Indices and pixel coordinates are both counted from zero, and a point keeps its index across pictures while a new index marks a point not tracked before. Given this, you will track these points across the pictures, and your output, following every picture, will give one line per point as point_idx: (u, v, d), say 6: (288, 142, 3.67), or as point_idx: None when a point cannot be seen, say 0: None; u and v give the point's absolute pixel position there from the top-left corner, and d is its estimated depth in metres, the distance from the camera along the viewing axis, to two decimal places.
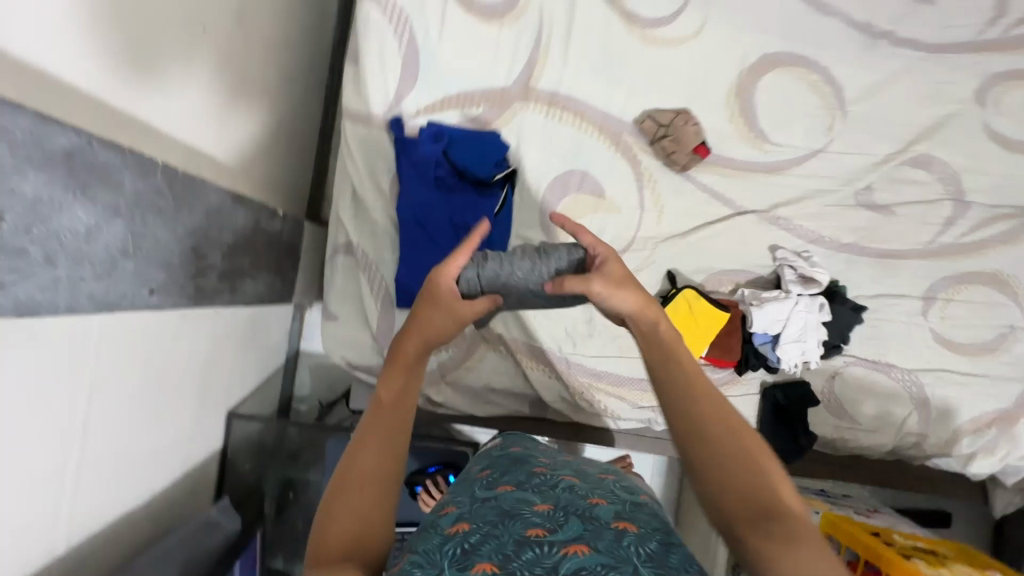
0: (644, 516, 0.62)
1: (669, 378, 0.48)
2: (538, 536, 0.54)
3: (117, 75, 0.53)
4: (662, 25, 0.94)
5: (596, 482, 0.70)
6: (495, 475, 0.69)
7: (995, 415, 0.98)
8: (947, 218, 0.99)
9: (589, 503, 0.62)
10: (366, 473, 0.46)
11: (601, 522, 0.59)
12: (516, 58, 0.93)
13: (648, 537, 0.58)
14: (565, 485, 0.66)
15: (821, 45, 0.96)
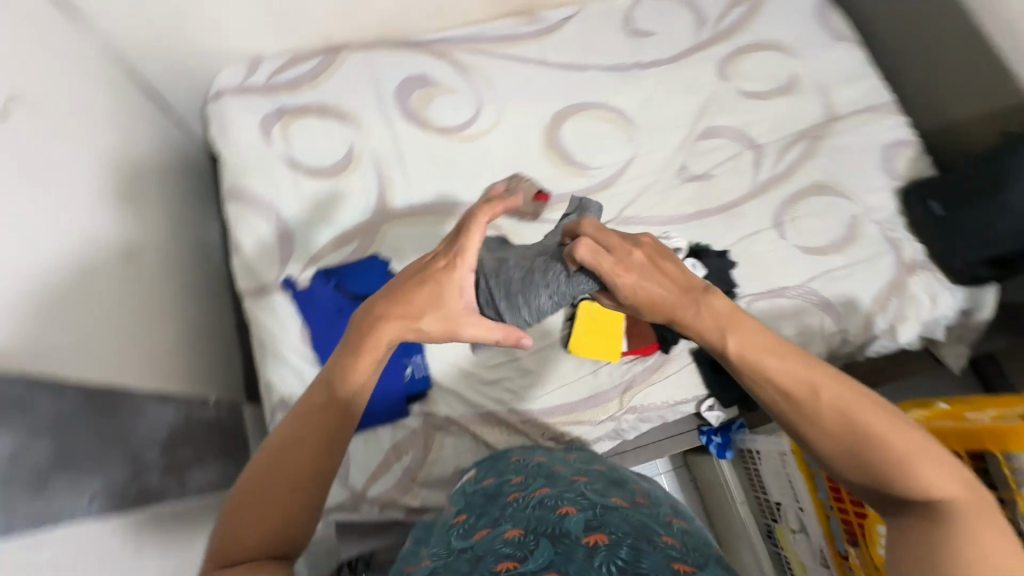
0: (615, 522, 0.65)
1: (811, 432, 0.57)
2: (510, 568, 0.58)
3: (16, 326, 0.62)
4: (470, 125, 1.17)
5: (566, 487, 0.75)
6: (470, 521, 0.73)
7: (888, 287, 1.09)
8: (754, 162, 1.19)
9: (558, 518, 0.65)
10: (270, 495, 0.60)
11: (571, 538, 0.61)
12: (368, 194, 1.11)
13: (618, 545, 0.60)
14: (534, 504, 0.70)
15: (591, 91, 1.22)
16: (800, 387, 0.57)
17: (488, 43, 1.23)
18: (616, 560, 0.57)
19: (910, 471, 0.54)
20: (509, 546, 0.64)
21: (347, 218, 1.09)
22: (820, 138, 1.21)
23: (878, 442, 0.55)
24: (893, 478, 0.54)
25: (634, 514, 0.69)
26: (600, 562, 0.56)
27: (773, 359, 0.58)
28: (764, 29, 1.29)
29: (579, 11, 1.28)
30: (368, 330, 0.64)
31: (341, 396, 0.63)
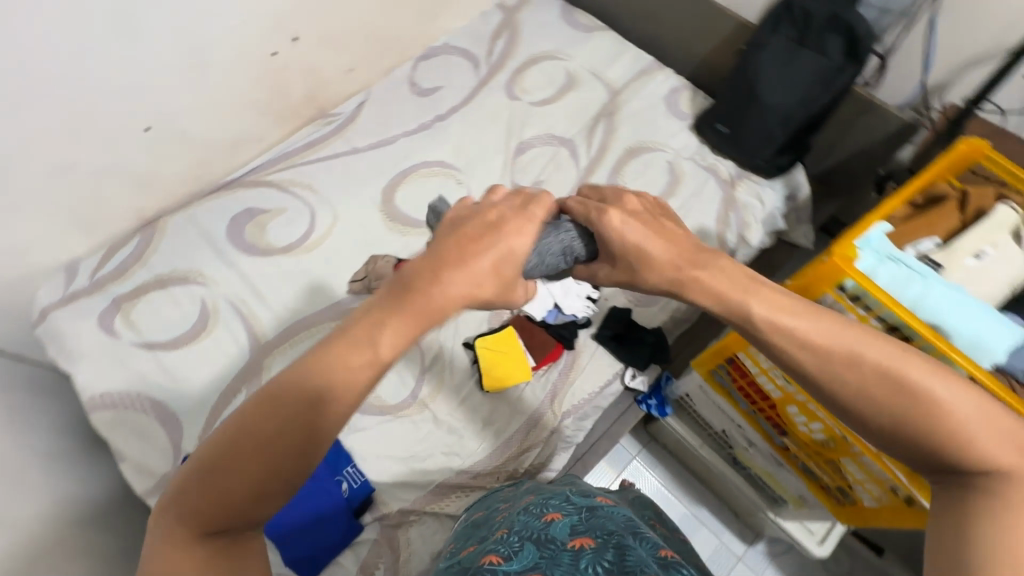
0: (598, 522, 0.72)
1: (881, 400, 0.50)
2: (493, 562, 0.64)
3: None
4: (311, 233, 1.20)
5: (552, 499, 0.83)
6: (461, 545, 0.78)
7: (724, 205, 1.22)
8: (571, 155, 1.31)
9: (543, 527, 0.72)
10: (218, 495, 0.49)
11: (557, 544, 0.67)
12: (238, 339, 1.10)
13: (602, 548, 0.64)
14: (523, 513, 0.78)
15: (407, 157, 1.30)
16: (852, 354, 0.52)
17: (298, 158, 1.30)
18: (603, 559, 0.61)
19: (947, 412, 0.49)
20: (499, 546, 0.70)
21: (227, 370, 1.07)
22: (614, 112, 1.36)
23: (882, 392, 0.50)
24: (925, 411, 0.49)
25: (616, 513, 0.78)
26: (588, 563, 0.61)
27: (722, 286, 0.59)
28: (529, 48, 1.45)
29: (369, 97, 1.38)
30: (403, 294, 0.56)
31: (332, 388, 0.52)
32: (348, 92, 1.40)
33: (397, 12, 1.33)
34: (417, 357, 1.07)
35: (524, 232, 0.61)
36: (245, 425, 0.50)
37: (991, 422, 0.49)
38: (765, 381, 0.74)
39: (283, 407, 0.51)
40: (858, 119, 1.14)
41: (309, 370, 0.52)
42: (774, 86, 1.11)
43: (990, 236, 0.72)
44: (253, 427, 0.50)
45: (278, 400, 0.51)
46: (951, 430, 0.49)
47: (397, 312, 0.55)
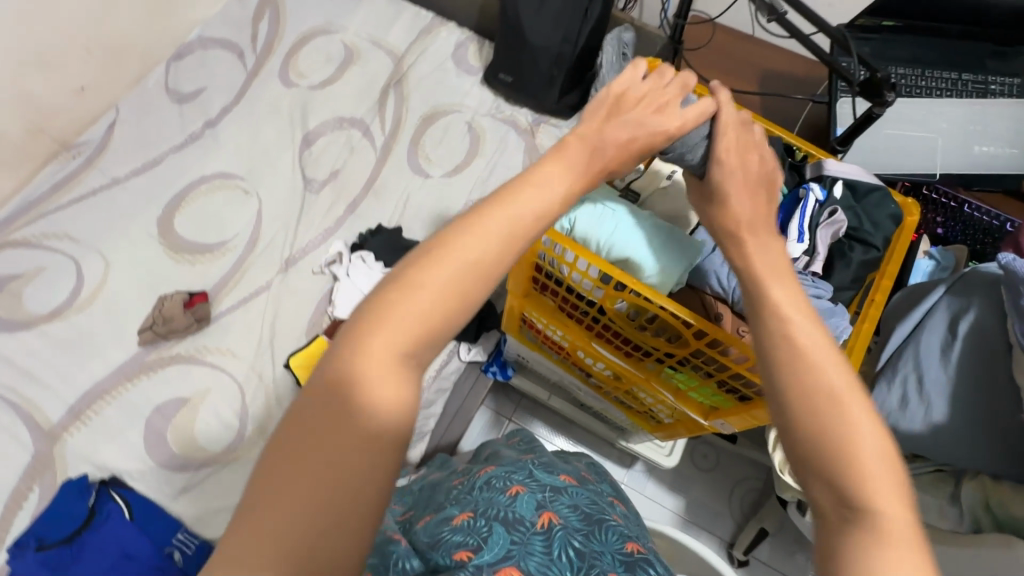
0: (569, 500, 0.62)
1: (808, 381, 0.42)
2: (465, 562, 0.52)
3: None
4: (81, 289, 1.04)
5: (513, 470, 0.69)
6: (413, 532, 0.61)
7: (528, 156, 1.20)
8: (365, 136, 1.22)
9: (507, 503, 0.60)
10: (323, 425, 0.38)
11: (526, 525, 0.57)
12: (14, 432, 0.94)
13: (570, 530, 0.57)
14: (481, 488, 0.64)
15: (181, 177, 1.15)
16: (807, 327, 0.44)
17: (43, 206, 1.10)
18: (574, 540, 0.56)
19: (820, 420, 0.41)
20: (457, 533, 0.57)
21: (9, 472, 0.92)
22: (402, 80, 1.27)
23: (788, 379, 0.43)
24: (822, 420, 0.41)
25: (580, 491, 0.66)
26: (562, 551, 0.54)
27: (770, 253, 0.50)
28: (297, 25, 1.31)
29: (118, 116, 1.19)
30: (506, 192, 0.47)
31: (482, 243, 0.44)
32: (92, 116, 1.19)
33: (118, 10, 1.13)
34: (237, 392, 0.99)
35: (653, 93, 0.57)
36: (387, 330, 0.41)
37: (895, 478, 0.39)
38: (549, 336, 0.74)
39: (455, 266, 0.43)
40: (628, 45, 1.15)
41: (487, 224, 0.45)
42: (537, 28, 1.09)
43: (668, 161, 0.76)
44: (382, 343, 0.41)
45: (427, 280, 0.42)
46: (820, 443, 0.40)
47: (561, 160, 0.51)
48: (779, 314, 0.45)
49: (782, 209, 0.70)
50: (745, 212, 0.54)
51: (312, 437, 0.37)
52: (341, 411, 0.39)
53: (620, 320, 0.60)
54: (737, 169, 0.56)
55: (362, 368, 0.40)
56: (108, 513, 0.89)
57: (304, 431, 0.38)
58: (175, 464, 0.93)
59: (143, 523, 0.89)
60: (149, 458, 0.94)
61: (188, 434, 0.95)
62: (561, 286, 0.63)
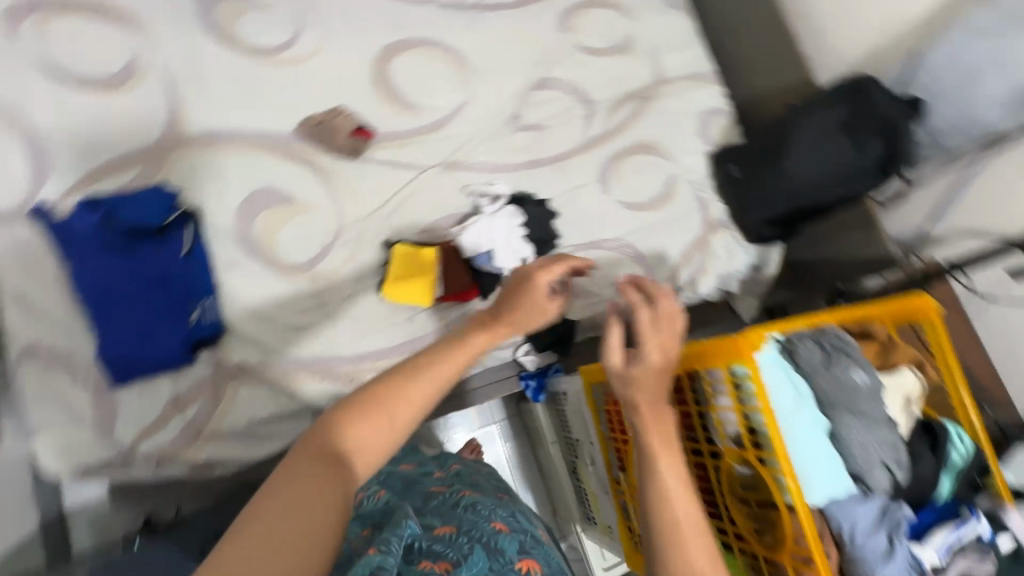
0: (545, 558, 0.74)
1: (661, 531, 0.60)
2: (444, 568, 0.64)
3: None
4: (287, 48, 1.06)
5: (496, 506, 0.85)
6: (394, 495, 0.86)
7: (693, 244, 1.18)
8: (585, 117, 1.21)
9: (495, 535, 0.73)
10: (331, 440, 0.55)
11: (505, 558, 0.68)
12: (156, 114, 0.97)
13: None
14: (468, 509, 0.80)
15: (427, 27, 1.15)
16: (677, 484, 0.62)
17: None
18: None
19: (676, 527, 0.60)
20: (445, 544, 0.69)
21: (129, 140, 0.95)
22: (649, 99, 1.26)
23: (658, 505, 0.61)
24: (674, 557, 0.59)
25: (511, 539, 0.73)
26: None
27: (667, 431, 0.66)
28: None
29: None
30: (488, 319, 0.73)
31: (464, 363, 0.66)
32: None
33: None
34: (334, 230, 1.00)
35: (643, 311, 0.71)
36: (390, 390, 0.59)
37: None
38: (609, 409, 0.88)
39: (412, 406, 0.59)
40: (854, 229, 1.14)
41: (440, 377, 0.62)
42: (801, 157, 1.08)
43: (892, 396, 0.80)
44: (390, 399, 0.58)
45: (405, 408, 0.59)
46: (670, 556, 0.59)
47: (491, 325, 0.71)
48: (658, 472, 0.63)
49: (934, 513, 0.79)
50: (658, 404, 0.68)
51: (330, 449, 0.54)
52: (354, 436, 0.55)
53: (731, 478, 0.81)
54: (651, 381, 0.68)
55: (356, 430, 0.56)
56: (171, 241, 0.90)
57: (322, 447, 0.54)
58: (246, 244, 0.95)
59: (190, 269, 0.91)
60: (232, 221, 0.95)
61: (273, 231, 0.96)
62: (701, 418, 0.85)
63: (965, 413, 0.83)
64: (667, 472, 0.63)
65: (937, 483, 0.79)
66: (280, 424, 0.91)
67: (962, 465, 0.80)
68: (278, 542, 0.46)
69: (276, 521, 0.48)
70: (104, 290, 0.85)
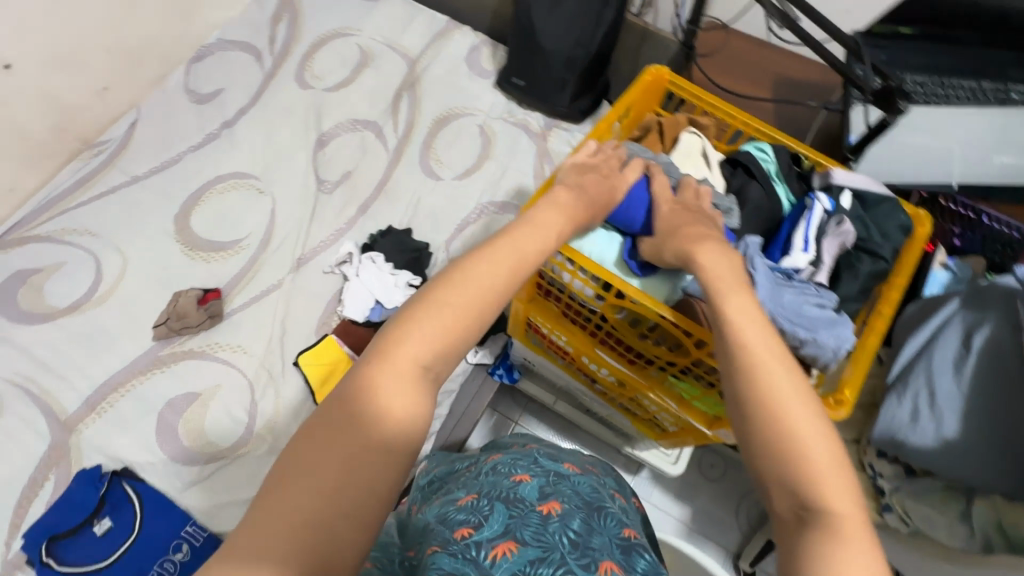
0: (567, 493, 0.73)
1: (766, 450, 0.43)
2: (472, 501, 0.70)
3: None
4: (100, 284, 1.07)
5: (519, 458, 0.82)
6: (425, 501, 0.80)
7: (538, 158, 1.20)
8: (378, 138, 1.23)
9: (513, 487, 0.72)
10: (431, 337, 0.47)
11: (506, 478, 0.76)
12: (35, 422, 0.97)
13: (541, 480, 0.75)
14: (489, 472, 0.79)
15: (197, 176, 1.18)
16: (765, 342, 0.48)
17: (68, 201, 1.13)
18: (570, 528, 0.64)
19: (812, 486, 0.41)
20: (476, 487, 0.75)
21: (27, 460, 0.94)
22: (415, 83, 1.29)
23: (742, 361, 0.47)
24: (786, 441, 0.43)
25: (582, 480, 0.79)
26: (557, 531, 0.63)
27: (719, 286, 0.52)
28: (315, 29, 1.34)
29: (140, 115, 1.23)
30: (584, 190, 0.62)
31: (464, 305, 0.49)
32: (115, 114, 1.23)
33: None
34: (248, 389, 1.01)
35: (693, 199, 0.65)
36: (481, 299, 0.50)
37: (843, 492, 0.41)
38: (579, 287, 0.60)
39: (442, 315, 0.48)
40: (640, 50, 1.16)
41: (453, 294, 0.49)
42: (553, 30, 1.09)
43: (686, 161, 0.73)
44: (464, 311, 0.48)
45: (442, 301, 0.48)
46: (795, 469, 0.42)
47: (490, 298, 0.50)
48: (747, 346, 0.47)
49: (790, 220, 0.72)
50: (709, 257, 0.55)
51: (401, 382, 0.45)
52: (423, 357, 0.46)
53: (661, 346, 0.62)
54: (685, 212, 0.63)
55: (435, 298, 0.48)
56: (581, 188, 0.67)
57: (392, 338, 0.47)
58: (184, 456, 0.95)
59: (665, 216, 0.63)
60: (162, 451, 0.96)
61: (201, 428, 0.97)
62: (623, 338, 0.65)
63: (750, 127, 0.77)
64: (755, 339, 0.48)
65: (775, 198, 0.72)
66: None
67: (779, 170, 0.72)
68: (304, 494, 0.39)
69: (330, 443, 0.42)
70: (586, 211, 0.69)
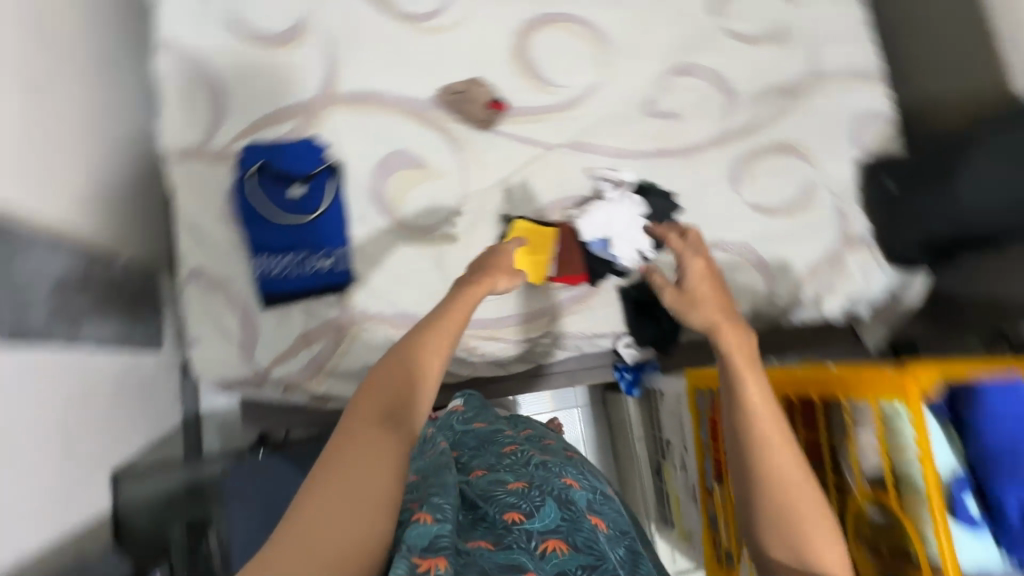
0: (611, 512, 0.76)
1: None
2: (519, 488, 0.73)
3: None
4: (437, 17, 1.08)
5: (568, 462, 0.83)
6: (467, 459, 0.83)
7: (825, 257, 1.09)
8: (724, 110, 1.14)
9: (565, 488, 0.74)
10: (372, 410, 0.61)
11: (554, 473, 0.77)
12: (314, 71, 1.02)
13: (590, 494, 0.77)
14: (539, 465, 0.79)
15: (570, 1, 1.13)
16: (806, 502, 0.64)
17: None
18: (616, 548, 0.69)
19: None
20: (520, 473, 0.77)
21: (288, 94, 1.02)
22: (797, 95, 1.16)
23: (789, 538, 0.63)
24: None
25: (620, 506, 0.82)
26: (607, 545, 0.68)
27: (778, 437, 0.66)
28: None
29: None
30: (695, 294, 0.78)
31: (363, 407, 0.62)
32: None
33: None
34: (460, 199, 1.03)
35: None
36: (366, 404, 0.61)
37: None
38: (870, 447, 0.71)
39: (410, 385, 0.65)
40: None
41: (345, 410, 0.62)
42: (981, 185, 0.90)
43: None
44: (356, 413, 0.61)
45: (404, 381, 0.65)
46: None
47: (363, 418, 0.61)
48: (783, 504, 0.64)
49: None
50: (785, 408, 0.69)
51: (372, 411, 0.60)
52: (385, 408, 0.61)
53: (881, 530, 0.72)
54: None
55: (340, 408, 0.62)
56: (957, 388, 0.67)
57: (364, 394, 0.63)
58: (379, 200, 1.00)
59: None
60: (369, 180, 1.00)
61: (406, 192, 1.01)
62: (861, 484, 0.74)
63: None
64: (755, 399, 0.68)
65: None
66: None
67: None
68: (329, 526, 0.51)
69: (320, 517, 0.51)
70: (970, 416, 0.66)
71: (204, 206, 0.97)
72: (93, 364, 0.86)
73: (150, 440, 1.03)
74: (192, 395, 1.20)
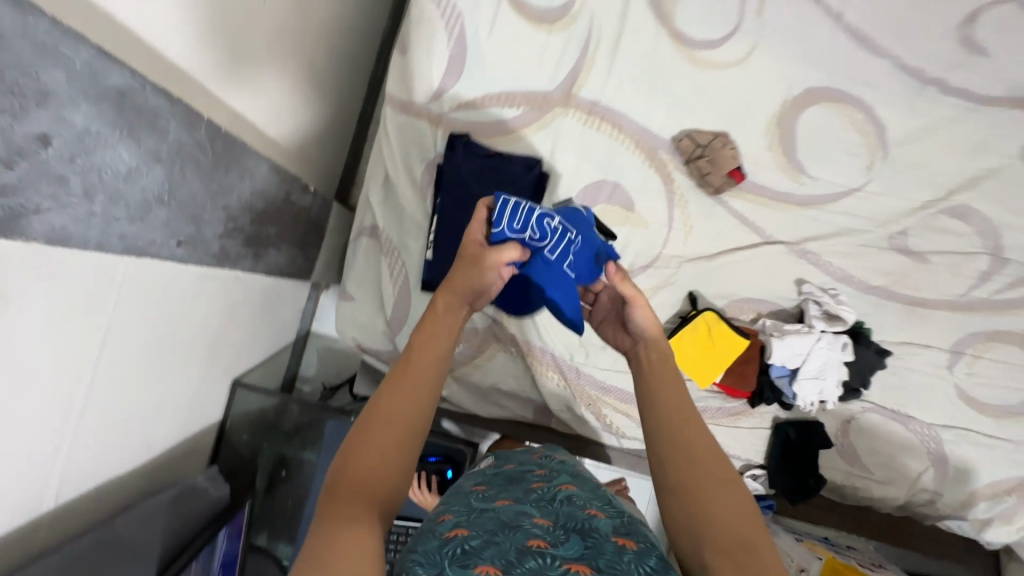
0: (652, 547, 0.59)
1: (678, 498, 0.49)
2: (540, 546, 0.56)
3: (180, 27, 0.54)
4: (709, 48, 0.93)
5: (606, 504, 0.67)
6: (491, 491, 0.68)
7: (1016, 482, 0.93)
8: (982, 274, 0.95)
9: (592, 519, 0.61)
10: (385, 437, 0.48)
11: (600, 533, 0.59)
12: (562, 65, 0.92)
13: (647, 553, 0.56)
14: (563, 499, 0.65)
15: (868, 85, 0.94)
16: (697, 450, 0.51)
17: None
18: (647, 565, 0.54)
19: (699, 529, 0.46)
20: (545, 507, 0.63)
21: (523, 80, 0.92)
22: None
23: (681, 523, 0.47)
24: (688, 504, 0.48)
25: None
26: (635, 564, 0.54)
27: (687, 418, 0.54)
28: None
29: None
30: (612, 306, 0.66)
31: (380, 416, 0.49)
32: None
33: None
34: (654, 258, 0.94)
35: None
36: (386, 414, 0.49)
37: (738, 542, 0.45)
38: None
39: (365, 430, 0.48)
40: None
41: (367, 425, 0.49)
42: None
43: None
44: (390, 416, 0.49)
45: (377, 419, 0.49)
46: None
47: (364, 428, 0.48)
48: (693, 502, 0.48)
49: None
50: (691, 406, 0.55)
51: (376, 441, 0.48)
52: (389, 445, 0.48)
53: None
54: None
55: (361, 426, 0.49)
56: None
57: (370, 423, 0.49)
58: None
59: None
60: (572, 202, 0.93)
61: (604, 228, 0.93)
62: None
63: None
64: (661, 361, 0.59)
65: None
66: (511, 401, 0.94)
67: None
68: None
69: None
70: None
71: (404, 169, 0.92)
72: (251, 287, 0.85)
73: (267, 355, 1.05)
74: (310, 316, 1.21)
